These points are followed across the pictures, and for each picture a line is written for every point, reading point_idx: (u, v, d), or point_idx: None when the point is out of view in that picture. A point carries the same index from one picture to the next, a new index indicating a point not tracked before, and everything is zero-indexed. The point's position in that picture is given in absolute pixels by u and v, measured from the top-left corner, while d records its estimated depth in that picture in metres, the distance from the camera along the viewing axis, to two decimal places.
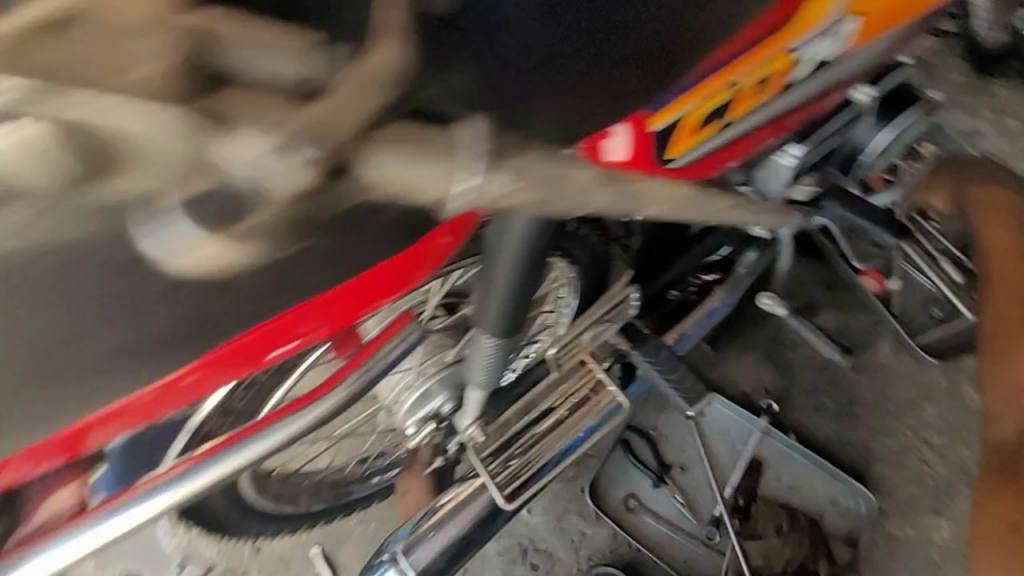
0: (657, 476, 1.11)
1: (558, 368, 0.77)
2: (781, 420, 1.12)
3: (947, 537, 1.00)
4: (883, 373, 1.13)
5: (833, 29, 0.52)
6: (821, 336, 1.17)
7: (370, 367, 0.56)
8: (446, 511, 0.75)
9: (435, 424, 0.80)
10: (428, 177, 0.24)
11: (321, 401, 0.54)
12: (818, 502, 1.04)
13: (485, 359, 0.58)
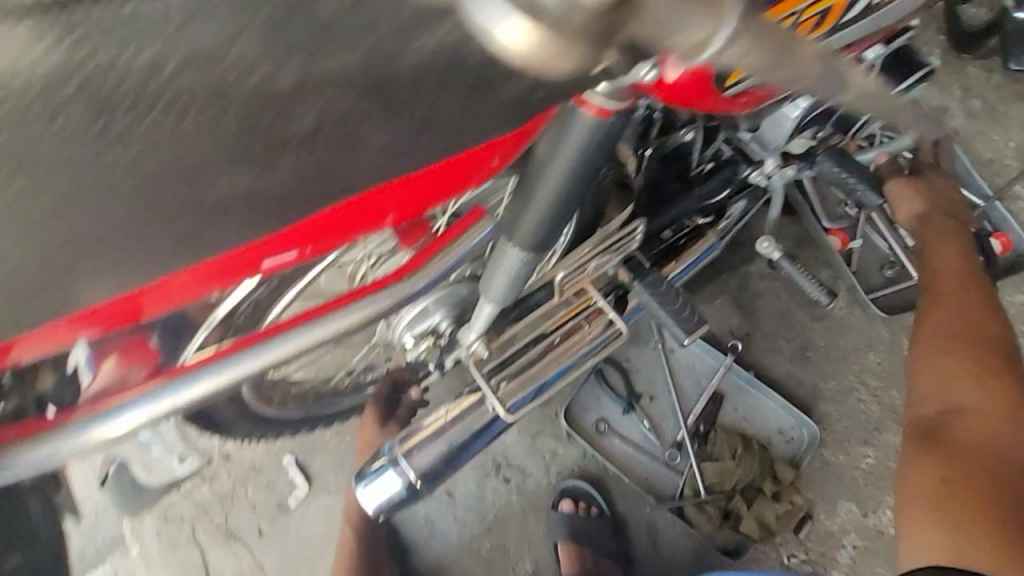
0: (628, 403, 1.19)
1: (560, 293, 0.77)
2: (741, 359, 1.22)
3: (871, 464, 1.13)
4: (836, 321, 1.23)
5: None
6: (785, 285, 1.26)
7: (446, 255, 0.61)
8: (451, 415, 0.78)
9: (432, 340, 0.81)
10: (692, 36, 0.24)
11: (362, 304, 0.59)
12: (767, 430, 1.16)
13: (506, 269, 0.58)
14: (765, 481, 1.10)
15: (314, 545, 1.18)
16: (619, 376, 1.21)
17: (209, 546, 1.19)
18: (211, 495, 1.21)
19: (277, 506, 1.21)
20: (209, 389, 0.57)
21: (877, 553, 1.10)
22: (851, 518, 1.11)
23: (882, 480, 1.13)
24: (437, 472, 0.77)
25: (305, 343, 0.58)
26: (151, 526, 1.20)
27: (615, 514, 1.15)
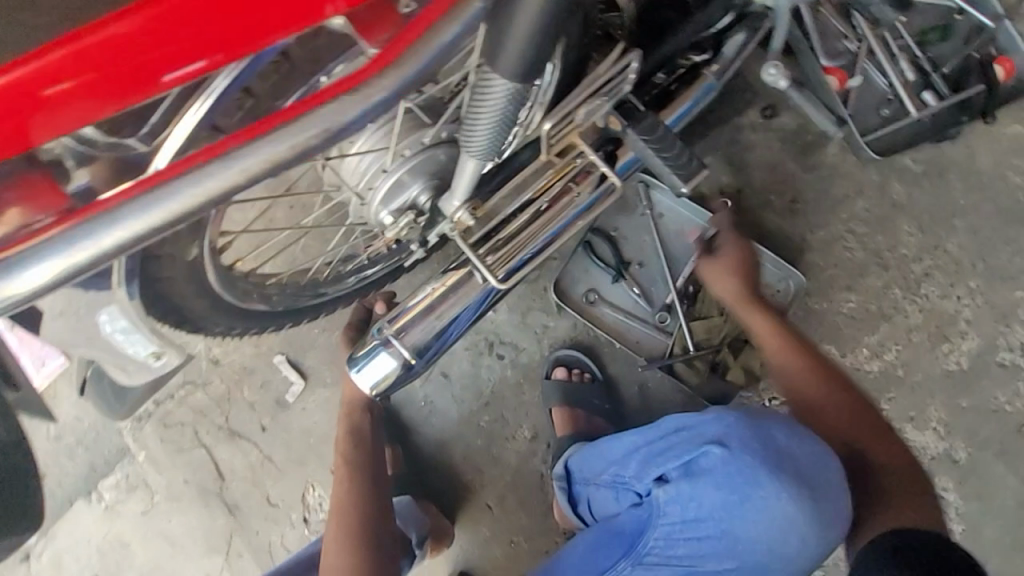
0: (617, 271, 1.17)
1: (546, 150, 0.69)
2: (731, 217, 1.19)
3: (853, 308, 1.17)
4: (828, 170, 1.19)
5: None
6: (776, 136, 1.19)
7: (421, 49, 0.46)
8: (443, 289, 0.75)
9: (411, 217, 0.74)
10: None
11: (277, 139, 0.45)
12: (755, 285, 1.17)
13: (491, 109, 0.52)
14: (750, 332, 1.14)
15: (318, 434, 1.20)
16: (607, 245, 1.18)
17: (214, 446, 1.20)
18: (208, 399, 1.21)
19: (276, 403, 1.21)
20: (51, 276, 0.43)
21: (855, 388, 1.16)
22: (831, 359, 1.16)
23: (862, 322, 1.17)
24: (432, 347, 0.75)
25: (207, 192, 0.45)
26: (153, 434, 1.21)
27: (608, 378, 1.18)
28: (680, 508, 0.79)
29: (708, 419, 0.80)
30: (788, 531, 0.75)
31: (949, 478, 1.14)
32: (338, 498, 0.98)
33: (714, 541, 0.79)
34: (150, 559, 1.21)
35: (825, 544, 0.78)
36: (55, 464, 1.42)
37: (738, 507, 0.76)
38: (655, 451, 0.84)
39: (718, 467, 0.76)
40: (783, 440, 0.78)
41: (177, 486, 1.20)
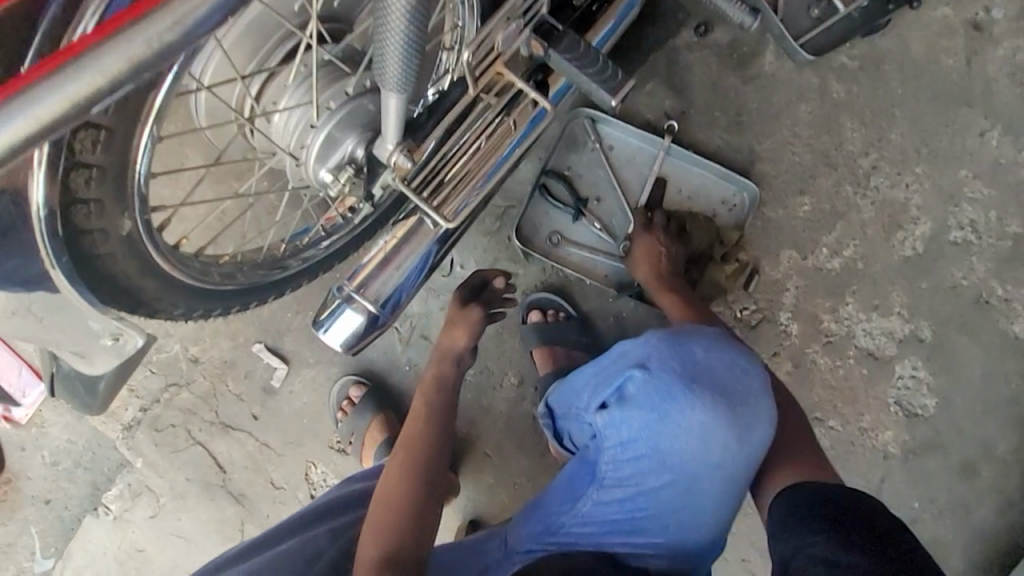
0: (576, 209, 1.19)
1: (472, 82, 0.69)
2: (679, 140, 1.20)
3: (808, 211, 1.20)
4: (768, 79, 1.20)
5: None
6: (712, 52, 1.20)
7: None
8: (398, 235, 0.76)
9: (351, 174, 0.73)
10: None
11: (134, 34, 0.38)
12: (710, 203, 1.19)
13: (396, 32, 0.52)
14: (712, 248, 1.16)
15: (310, 413, 1.22)
16: (562, 186, 1.19)
17: (209, 441, 1.22)
18: (194, 398, 1.22)
19: (263, 390, 1.22)
20: None
21: (819, 287, 1.21)
22: (793, 263, 1.20)
23: (819, 223, 1.20)
24: (393, 297, 0.76)
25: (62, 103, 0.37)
26: (146, 439, 1.22)
27: (583, 315, 1.21)
28: (616, 432, 0.76)
29: (635, 342, 0.78)
30: (709, 441, 0.72)
31: (917, 357, 1.20)
32: (408, 438, 0.87)
33: (648, 462, 0.74)
34: (168, 558, 1.24)
35: (750, 452, 0.75)
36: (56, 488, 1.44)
37: (660, 425, 0.73)
38: (592, 382, 0.81)
39: (642, 389, 0.74)
40: (702, 354, 0.75)
41: (179, 485, 1.22)
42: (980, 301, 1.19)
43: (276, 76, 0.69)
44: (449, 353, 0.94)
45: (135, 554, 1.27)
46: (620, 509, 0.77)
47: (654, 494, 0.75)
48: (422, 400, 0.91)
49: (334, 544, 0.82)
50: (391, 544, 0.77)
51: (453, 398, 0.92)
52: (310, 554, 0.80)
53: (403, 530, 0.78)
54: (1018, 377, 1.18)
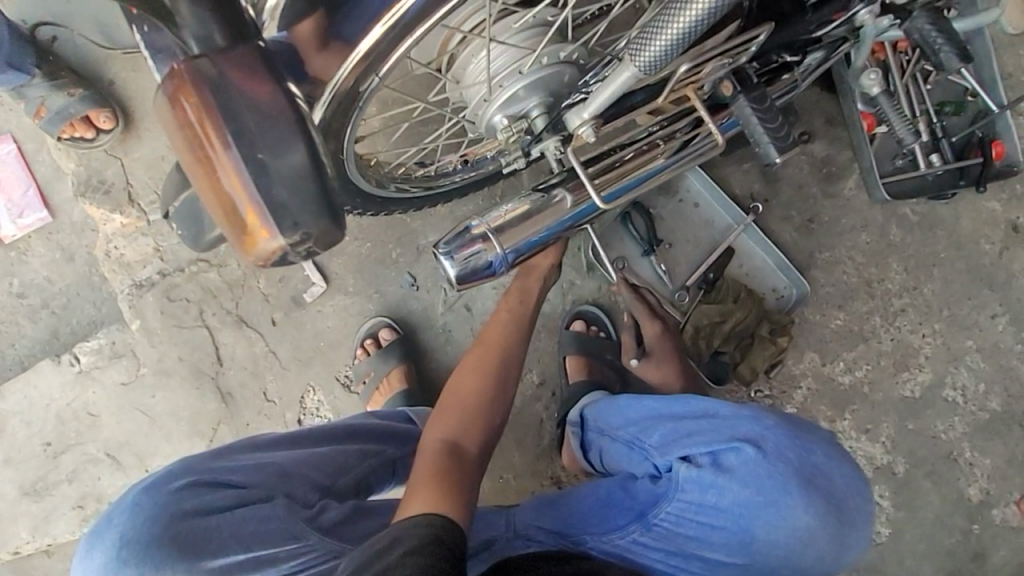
0: (648, 246, 1.24)
1: (666, 94, 0.75)
2: (756, 221, 1.30)
3: (839, 325, 1.31)
4: (843, 201, 1.33)
5: None
6: (808, 159, 1.32)
7: None
8: (536, 201, 0.80)
9: (523, 127, 0.77)
10: None
11: None
12: (763, 287, 1.29)
13: (683, 23, 0.58)
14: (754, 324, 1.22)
15: (329, 338, 1.19)
16: (644, 223, 1.24)
17: (218, 329, 1.17)
18: (219, 281, 1.17)
19: (292, 300, 1.19)
20: None
21: (826, 395, 1.31)
22: (813, 365, 1.31)
23: (844, 339, 1.31)
24: (515, 249, 0.79)
25: None
26: (154, 304, 1.16)
27: None
28: (699, 491, 0.75)
29: (744, 415, 0.76)
30: (806, 544, 0.72)
31: (884, 486, 1.31)
32: (486, 354, 0.95)
33: (727, 535, 0.74)
34: (121, 431, 1.17)
35: (836, 564, 0.75)
36: (14, 320, 1.34)
37: (759, 508, 0.72)
38: (676, 435, 0.79)
39: (747, 466, 0.73)
40: (821, 458, 0.75)
41: (169, 362, 1.16)
42: (950, 456, 1.32)
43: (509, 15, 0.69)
44: (536, 269, 1.02)
45: (85, 416, 1.19)
46: (665, 559, 0.77)
47: (718, 562, 0.75)
48: (506, 313, 1.00)
49: (361, 463, 0.91)
50: (453, 430, 0.85)
51: (529, 313, 1.01)
52: (341, 466, 0.89)
53: (466, 427, 0.86)
54: (961, 533, 1.30)
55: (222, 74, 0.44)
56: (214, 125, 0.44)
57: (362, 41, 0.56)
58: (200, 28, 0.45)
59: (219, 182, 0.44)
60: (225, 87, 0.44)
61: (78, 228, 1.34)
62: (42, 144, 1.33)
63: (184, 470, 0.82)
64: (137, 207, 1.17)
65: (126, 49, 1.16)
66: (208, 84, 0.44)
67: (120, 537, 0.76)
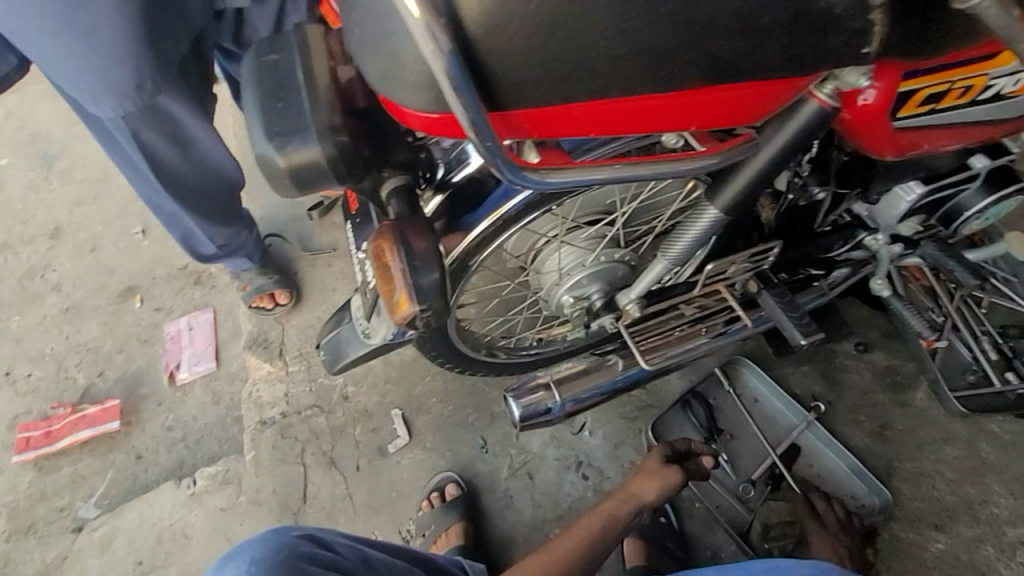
0: (709, 434, 1.30)
1: (698, 287, 0.97)
2: (821, 421, 1.32)
3: (941, 550, 1.18)
4: (917, 411, 1.32)
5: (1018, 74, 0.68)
6: (870, 368, 1.37)
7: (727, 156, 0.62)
8: (586, 364, 0.98)
9: (585, 305, 1.02)
10: None
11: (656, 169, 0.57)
12: (838, 491, 1.24)
13: (697, 230, 0.78)
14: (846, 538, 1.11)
15: (400, 489, 1.30)
16: (704, 410, 1.31)
17: (311, 468, 1.34)
18: (324, 426, 1.39)
19: (377, 450, 1.35)
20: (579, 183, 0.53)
21: None
22: None
23: (952, 568, 1.16)
24: (570, 400, 0.95)
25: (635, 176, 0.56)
26: (269, 439, 1.38)
27: (684, 532, 1.22)
28: None
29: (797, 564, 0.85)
30: None
31: None
32: (574, 554, 1.01)
33: None
34: (204, 556, 1.29)
35: None
36: (155, 448, 1.62)
37: None
38: None
39: None
40: None
41: (264, 493, 1.32)
42: None
43: (577, 229, 0.97)
44: (633, 499, 1.09)
45: (179, 538, 1.33)
46: None
47: None
48: (590, 526, 1.06)
49: None
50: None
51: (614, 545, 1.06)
52: None
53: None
54: None
55: (405, 223, 0.65)
56: (392, 248, 0.64)
57: (474, 230, 0.78)
58: (397, 204, 0.66)
59: (390, 278, 0.64)
60: (401, 232, 0.64)
61: (232, 378, 1.70)
62: (230, 314, 1.81)
63: (300, 527, 0.89)
64: (283, 360, 1.50)
65: (313, 250, 1.65)
66: (397, 225, 0.65)
67: (248, 558, 0.81)
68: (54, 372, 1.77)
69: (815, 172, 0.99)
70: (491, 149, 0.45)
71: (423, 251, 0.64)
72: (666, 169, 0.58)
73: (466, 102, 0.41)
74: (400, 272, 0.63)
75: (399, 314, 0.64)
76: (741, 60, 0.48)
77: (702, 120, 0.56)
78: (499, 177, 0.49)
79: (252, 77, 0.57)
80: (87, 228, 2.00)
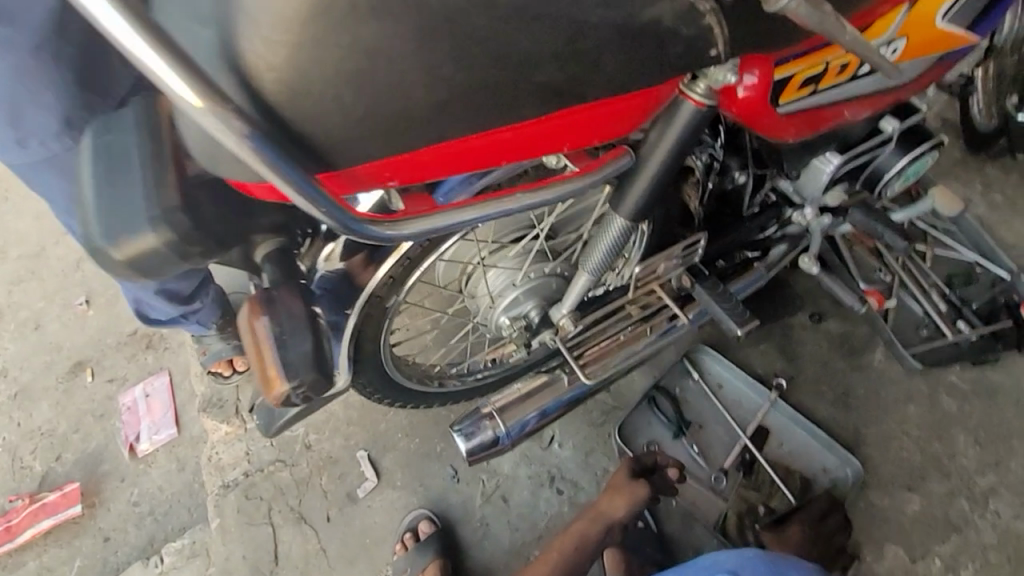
0: (677, 428, 1.28)
1: (631, 291, 0.96)
2: (785, 399, 1.31)
3: (917, 511, 1.18)
4: (877, 373, 1.32)
5: (888, 44, 0.68)
6: (827, 337, 1.37)
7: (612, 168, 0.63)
8: (530, 385, 0.96)
9: (522, 323, 0.98)
10: None
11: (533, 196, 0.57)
12: (811, 467, 1.23)
13: (608, 240, 0.77)
14: (818, 546, 1.09)
15: (374, 535, 1.27)
16: (670, 405, 1.30)
17: (280, 526, 1.30)
18: (289, 479, 1.35)
19: (346, 496, 1.31)
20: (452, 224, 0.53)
21: None
22: (899, 562, 1.15)
23: (928, 528, 1.17)
24: (516, 425, 0.93)
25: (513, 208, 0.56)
26: (233, 502, 1.34)
27: (663, 533, 1.20)
28: None
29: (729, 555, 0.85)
30: None
31: None
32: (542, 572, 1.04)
33: None
34: None
35: None
36: (124, 527, 1.56)
37: None
38: None
39: None
40: None
41: (234, 559, 1.28)
42: None
43: (501, 249, 0.96)
44: (602, 519, 1.08)
45: None
46: None
47: None
48: (560, 547, 1.06)
49: None
50: None
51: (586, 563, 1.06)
52: None
53: None
54: None
55: (273, 298, 0.66)
56: (259, 325, 0.64)
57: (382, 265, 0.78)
58: None
59: (260, 356, 0.64)
60: (270, 307, 0.65)
61: (195, 441, 1.64)
62: (186, 375, 1.75)
63: None
64: (241, 417, 1.45)
65: None
66: (264, 301, 0.65)
67: None
68: (9, 463, 1.69)
69: (731, 157, 0.99)
70: (331, 213, 0.46)
71: (291, 325, 0.65)
72: (546, 194, 0.58)
73: (284, 176, 0.42)
74: (268, 349, 0.64)
75: (273, 391, 0.65)
76: (556, 84, 0.50)
77: (563, 141, 0.58)
78: (354, 236, 0.49)
79: (82, 162, 0.54)
80: (26, 306, 1.92)
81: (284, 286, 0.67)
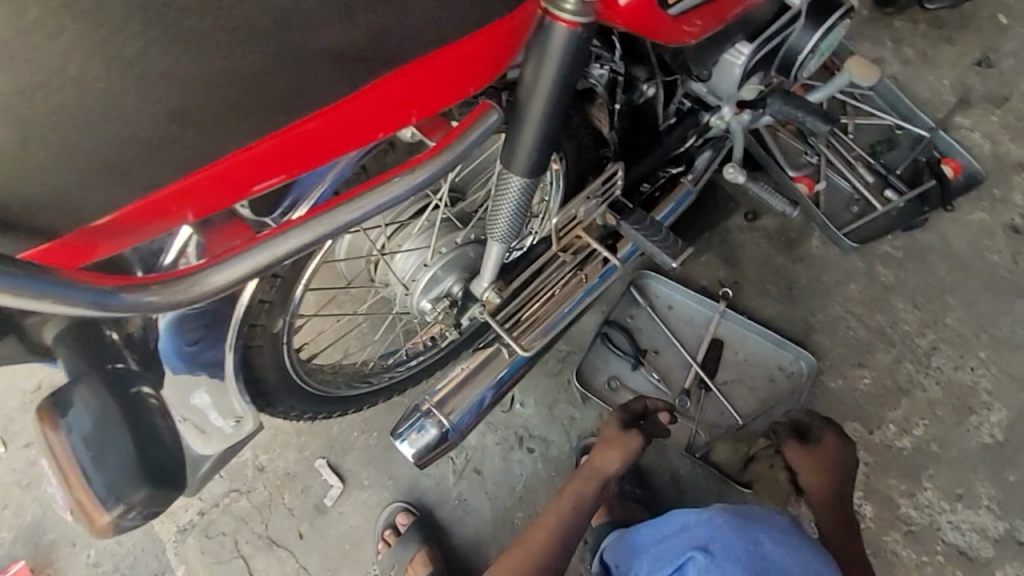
0: (634, 358, 1.25)
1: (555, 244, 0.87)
2: (733, 306, 1.30)
3: (869, 385, 1.22)
4: (816, 260, 1.32)
5: None
6: (764, 234, 1.34)
7: (461, 143, 0.60)
8: (466, 368, 0.88)
9: (447, 304, 0.87)
10: None
11: (338, 211, 0.57)
12: (768, 369, 1.24)
13: (513, 201, 0.66)
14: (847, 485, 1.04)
15: (353, 539, 1.22)
16: (624, 337, 1.27)
17: (252, 556, 1.23)
18: (250, 507, 1.26)
19: (314, 508, 1.24)
20: (241, 271, 0.54)
21: (890, 467, 1.17)
22: (859, 436, 1.19)
23: (880, 398, 1.21)
24: (461, 418, 0.86)
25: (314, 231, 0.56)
26: (195, 545, 1.24)
27: (638, 466, 1.21)
28: None
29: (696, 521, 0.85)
30: None
31: (1018, 563, 1.11)
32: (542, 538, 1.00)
33: None
34: None
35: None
36: None
37: None
38: (653, 556, 0.86)
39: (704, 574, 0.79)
40: (769, 547, 0.82)
41: None
42: None
43: (403, 228, 0.84)
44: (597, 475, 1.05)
45: None
46: None
47: None
48: (556, 511, 1.02)
49: None
50: None
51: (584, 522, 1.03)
52: None
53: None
54: None
55: (89, 408, 0.64)
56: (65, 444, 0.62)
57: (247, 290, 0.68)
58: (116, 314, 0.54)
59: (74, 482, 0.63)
60: (80, 422, 0.63)
61: None
62: None
63: None
64: None
65: None
66: (73, 409, 0.63)
67: None
68: None
69: (635, 67, 0.87)
70: (76, 301, 0.46)
71: (102, 441, 0.63)
72: (361, 201, 0.57)
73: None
74: (79, 473, 0.62)
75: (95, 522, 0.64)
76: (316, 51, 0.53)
77: (367, 133, 0.58)
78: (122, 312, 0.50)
79: None
80: None
81: (97, 391, 0.64)
